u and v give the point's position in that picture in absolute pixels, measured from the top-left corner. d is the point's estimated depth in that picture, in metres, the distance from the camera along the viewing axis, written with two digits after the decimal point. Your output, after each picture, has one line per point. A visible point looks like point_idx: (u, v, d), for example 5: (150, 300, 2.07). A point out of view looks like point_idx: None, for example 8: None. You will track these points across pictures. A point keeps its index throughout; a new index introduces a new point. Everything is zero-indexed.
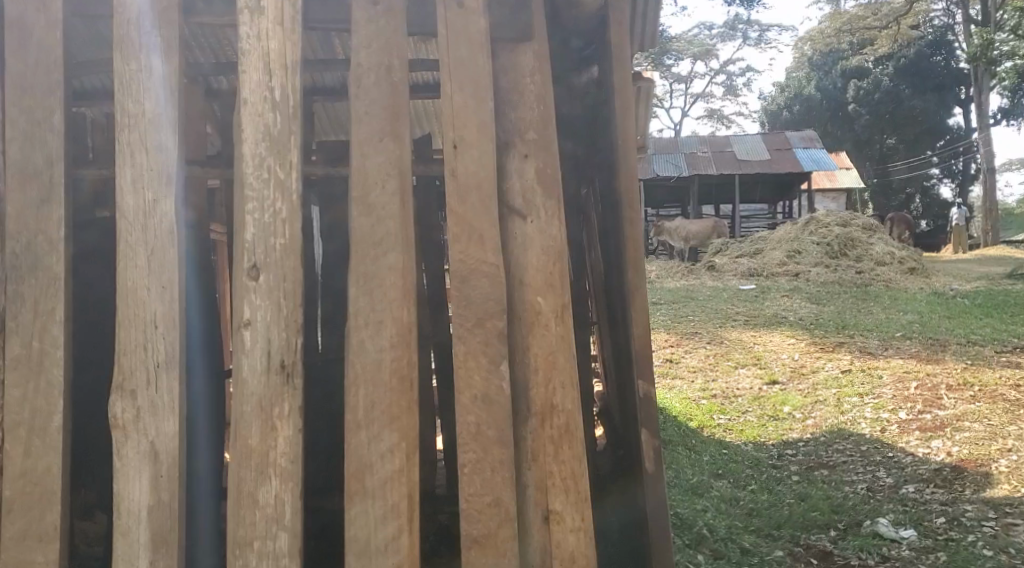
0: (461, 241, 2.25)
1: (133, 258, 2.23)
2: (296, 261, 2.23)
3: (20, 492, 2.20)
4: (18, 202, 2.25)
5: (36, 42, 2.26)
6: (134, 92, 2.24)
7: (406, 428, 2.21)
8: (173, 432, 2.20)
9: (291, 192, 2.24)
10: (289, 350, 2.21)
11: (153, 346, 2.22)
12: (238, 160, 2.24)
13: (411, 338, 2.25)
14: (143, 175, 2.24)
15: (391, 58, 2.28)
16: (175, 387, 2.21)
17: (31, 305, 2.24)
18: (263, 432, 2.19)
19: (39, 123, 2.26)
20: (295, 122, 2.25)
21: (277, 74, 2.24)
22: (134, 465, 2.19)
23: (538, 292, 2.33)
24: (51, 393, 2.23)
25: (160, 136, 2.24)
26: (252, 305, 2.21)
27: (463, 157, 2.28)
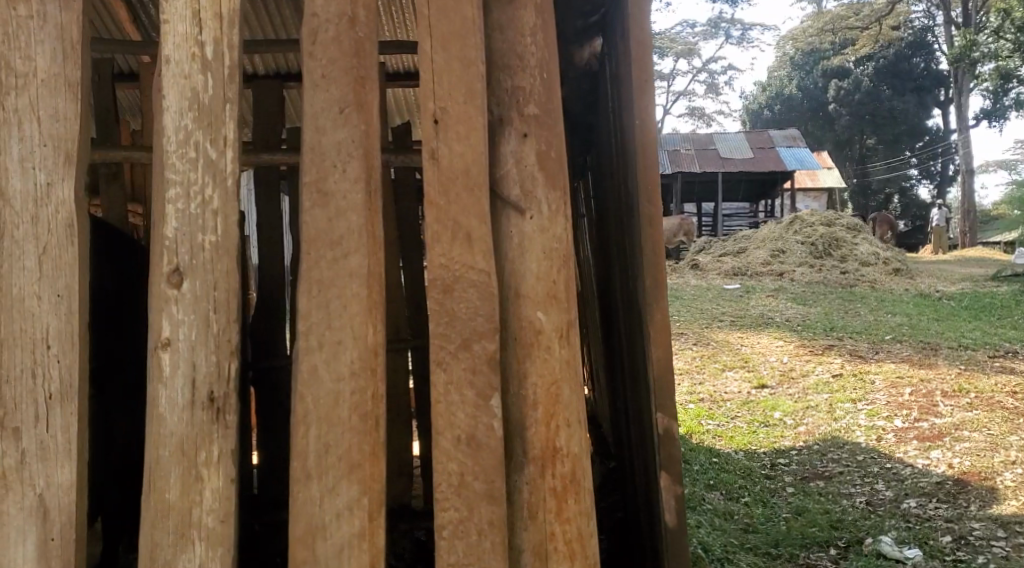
0: (441, 242, 1.80)
1: (19, 258, 1.71)
2: (231, 264, 1.75)
3: None
4: None
5: None
6: (24, 45, 1.72)
7: (369, 479, 1.75)
8: (69, 484, 1.70)
9: (225, 177, 1.75)
10: (221, 380, 1.74)
11: (43, 373, 1.70)
12: (157, 134, 1.75)
13: (378, 365, 1.78)
14: (34, 152, 1.71)
15: (356, 8, 1.79)
16: (71, 423, 1.71)
17: None
18: (186, 483, 1.71)
19: None
20: (231, 88, 1.76)
21: (209, 25, 1.75)
22: (16, 526, 1.68)
23: (538, 307, 1.86)
24: None
25: (56, 102, 1.72)
26: (173, 320, 1.74)
27: (446, 135, 1.80)
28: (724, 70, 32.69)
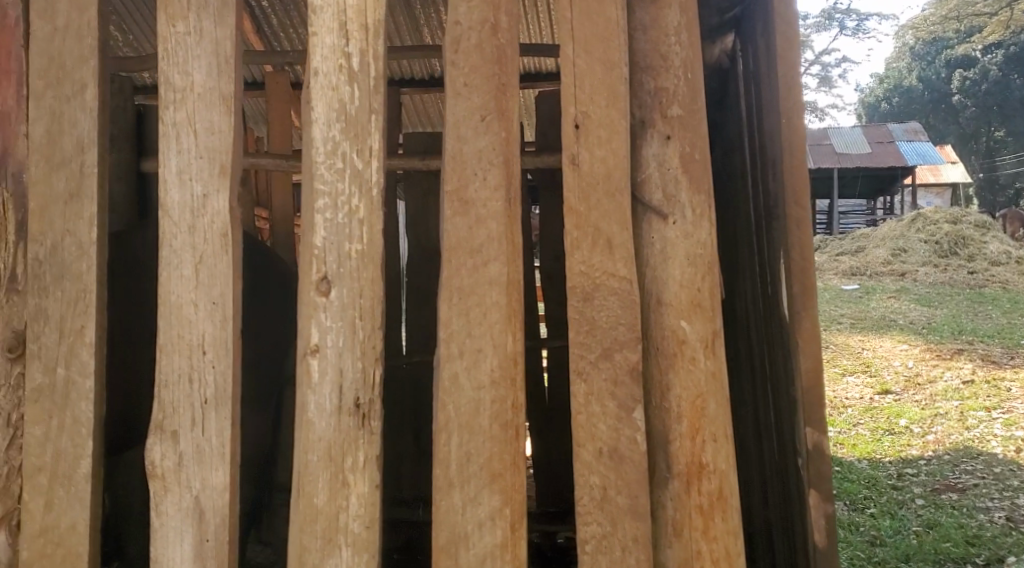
0: (582, 248, 1.75)
1: (177, 267, 1.78)
2: (377, 272, 1.78)
3: (39, 554, 1.73)
4: (40, 195, 1.76)
5: None
6: (182, 61, 1.78)
7: (510, 489, 1.73)
8: (223, 486, 1.74)
9: (370, 186, 1.78)
10: (366, 386, 1.76)
11: (199, 378, 1.76)
12: (306, 146, 1.79)
13: (518, 374, 1.75)
14: (191, 164, 1.78)
15: (498, 13, 1.78)
16: (225, 427, 1.75)
17: (57, 323, 1.75)
18: (333, 488, 1.74)
19: (68, 100, 1.76)
20: (377, 98, 1.78)
21: (355, 36, 1.77)
22: (175, 526, 1.75)
23: (682, 316, 1.79)
24: (78, 432, 1.74)
25: (211, 114, 1.77)
26: (321, 328, 1.77)
27: (588, 140, 1.76)
28: (838, 61, 31.32)
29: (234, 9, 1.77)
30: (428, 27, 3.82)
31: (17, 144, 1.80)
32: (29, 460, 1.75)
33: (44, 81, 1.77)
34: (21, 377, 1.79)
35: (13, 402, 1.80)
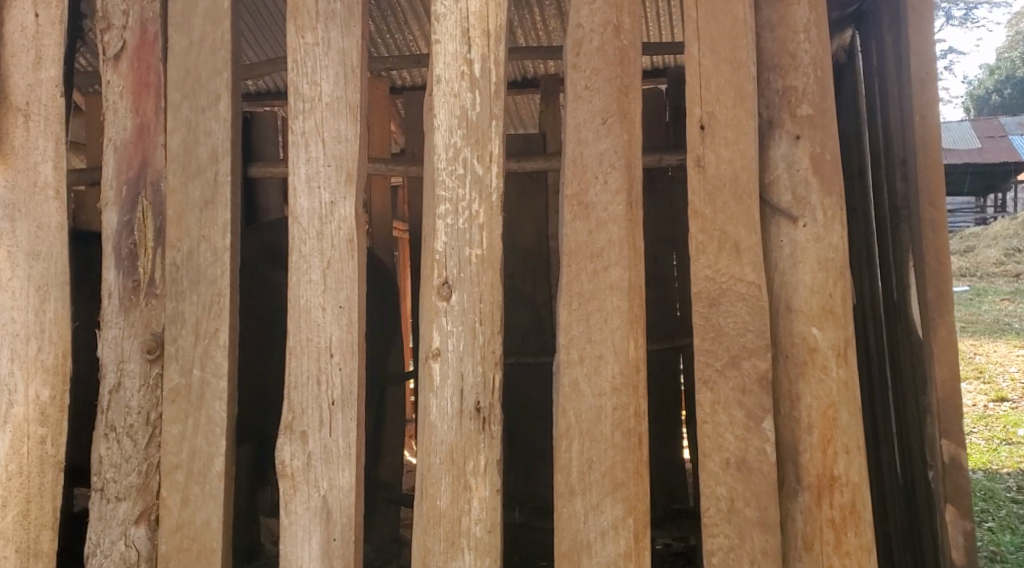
0: (707, 252, 1.70)
1: (306, 272, 1.84)
2: (496, 276, 1.78)
3: (176, 549, 1.80)
4: (178, 203, 1.84)
5: (203, 9, 1.83)
6: (310, 72, 1.82)
7: (633, 499, 1.70)
8: (349, 486, 1.78)
9: (491, 192, 1.78)
10: (486, 391, 1.77)
11: (327, 380, 1.81)
12: (428, 153, 1.81)
13: (642, 381, 1.72)
14: (320, 172, 1.83)
15: (621, 14, 1.75)
16: (352, 429, 1.80)
17: (192, 326, 1.82)
18: (455, 492, 1.75)
19: (203, 111, 1.83)
20: (498, 103, 1.78)
21: (477, 42, 1.78)
22: (303, 525, 1.79)
23: (812, 322, 1.72)
24: (211, 431, 1.81)
25: (338, 123, 1.82)
26: (442, 331, 1.79)
27: (714, 141, 1.71)
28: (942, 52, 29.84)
29: (360, 19, 1.81)
30: (524, 28, 3.85)
31: (155, 154, 1.87)
32: (167, 458, 1.82)
33: (181, 93, 1.84)
34: (159, 378, 1.86)
35: (151, 402, 1.85)
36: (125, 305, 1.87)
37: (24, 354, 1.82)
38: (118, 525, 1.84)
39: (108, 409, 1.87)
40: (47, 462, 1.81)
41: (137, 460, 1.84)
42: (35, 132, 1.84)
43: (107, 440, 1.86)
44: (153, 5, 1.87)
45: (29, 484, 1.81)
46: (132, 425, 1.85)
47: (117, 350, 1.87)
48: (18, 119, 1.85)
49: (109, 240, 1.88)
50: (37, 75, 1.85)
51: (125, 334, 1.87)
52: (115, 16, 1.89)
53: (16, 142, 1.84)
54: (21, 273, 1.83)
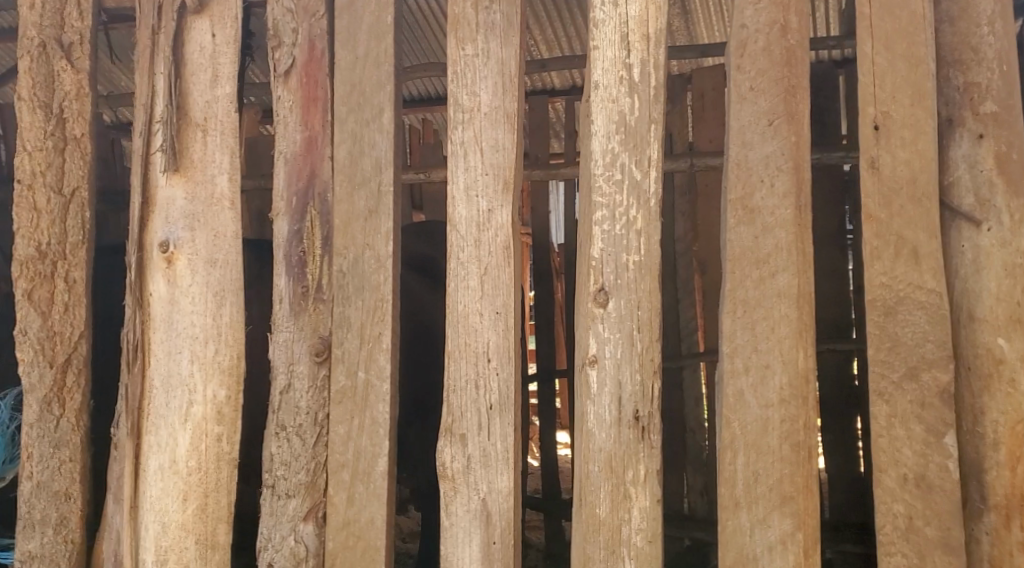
0: (883, 258, 1.63)
1: (464, 278, 1.86)
2: (655, 283, 1.74)
3: (342, 545, 1.88)
4: (345, 213, 1.93)
5: (368, 27, 1.91)
6: (470, 82, 1.85)
7: (802, 514, 1.65)
8: (508, 490, 1.81)
9: (649, 197, 1.75)
10: (646, 399, 1.74)
11: (485, 384, 1.83)
12: (584, 158, 1.79)
13: (810, 392, 1.67)
14: (478, 180, 1.85)
15: (788, 13, 1.70)
16: (509, 434, 1.82)
17: (357, 329, 1.91)
18: (615, 501, 1.74)
19: (368, 124, 1.91)
20: (657, 107, 1.76)
21: (637, 47, 1.77)
22: (463, 527, 1.82)
23: (999, 333, 1.62)
24: (375, 432, 1.88)
25: (496, 132, 1.84)
26: (599, 339, 1.76)
27: (889, 142, 1.64)
28: None
29: (518, 29, 1.83)
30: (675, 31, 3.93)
31: (322, 167, 1.96)
32: (333, 457, 1.91)
33: (346, 107, 1.92)
34: (326, 380, 1.95)
35: (318, 403, 1.95)
36: (294, 310, 1.98)
37: (202, 355, 1.93)
38: (288, 521, 1.92)
39: (278, 408, 1.97)
40: (223, 459, 1.91)
41: (305, 458, 1.93)
42: (212, 146, 1.95)
43: (278, 438, 1.95)
44: (320, 22, 1.95)
45: (207, 480, 1.91)
46: (301, 424, 1.94)
47: (288, 352, 1.97)
48: (195, 133, 1.95)
49: (280, 247, 1.98)
50: (214, 92, 1.95)
51: (295, 337, 1.97)
52: (285, 34, 1.97)
53: (193, 155, 1.95)
54: (199, 279, 1.93)
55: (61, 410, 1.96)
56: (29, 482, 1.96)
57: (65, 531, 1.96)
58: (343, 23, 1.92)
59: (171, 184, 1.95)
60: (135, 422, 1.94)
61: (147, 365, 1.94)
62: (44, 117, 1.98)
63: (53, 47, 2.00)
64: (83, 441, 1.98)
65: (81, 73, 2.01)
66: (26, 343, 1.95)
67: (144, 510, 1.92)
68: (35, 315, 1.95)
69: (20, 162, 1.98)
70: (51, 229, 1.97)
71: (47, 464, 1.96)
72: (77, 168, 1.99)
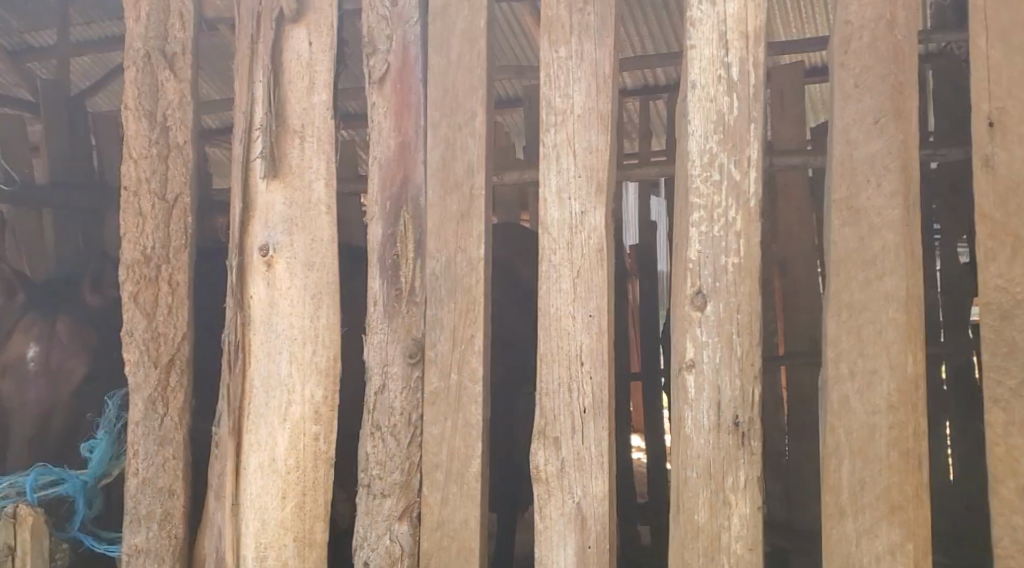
0: (998, 260, 1.57)
1: (556, 281, 1.84)
2: (755, 286, 1.71)
3: (437, 546, 1.90)
4: (437, 217, 1.95)
5: (461, 32, 1.92)
6: (564, 84, 1.84)
7: (913, 524, 1.59)
8: (603, 494, 1.79)
9: (749, 198, 1.72)
10: (746, 405, 1.71)
11: (578, 388, 1.81)
12: (682, 159, 1.77)
13: (920, 398, 1.61)
14: (571, 182, 1.83)
15: (895, 7, 1.65)
16: (604, 438, 1.79)
17: (450, 332, 1.93)
18: (714, 507, 1.72)
19: (461, 128, 1.93)
20: (757, 106, 1.73)
21: (736, 45, 1.74)
22: (558, 530, 1.81)
23: None
24: (469, 434, 1.89)
25: (590, 133, 1.82)
26: (697, 342, 1.74)
27: (1005, 139, 1.58)
28: None
29: (613, 29, 1.81)
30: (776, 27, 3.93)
31: (415, 171, 1.99)
32: (427, 457, 1.93)
33: (439, 112, 1.94)
34: (420, 381, 1.98)
35: (412, 404, 1.97)
36: (388, 312, 2.00)
37: (301, 356, 1.99)
38: (383, 521, 1.95)
39: (373, 408, 2.00)
40: (320, 458, 1.96)
41: (399, 458, 1.95)
42: (309, 152, 2.01)
43: (373, 438, 1.98)
44: (414, 28, 1.97)
45: (306, 478, 1.96)
46: (395, 425, 1.97)
47: (382, 353, 2.00)
48: (294, 140, 2.01)
49: (375, 251, 2.02)
50: (311, 99, 2.01)
51: (388, 339, 2.00)
52: (380, 41, 2.00)
53: (292, 161, 2.01)
54: (297, 282, 2.00)
55: (165, 408, 2.03)
56: (135, 478, 2.03)
57: (169, 526, 2.02)
58: (437, 29, 1.95)
59: (270, 191, 2.02)
60: (237, 420, 2.00)
61: (248, 365, 2.01)
62: (149, 125, 2.05)
63: (158, 57, 2.06)
64: (185, 440, 2.04)
65: (183, 82, 2.06)
66: (132, 343, 2.01)
67: (245, 507, 1.98)
68: (140, 316, 2.02)
69: (127, 169, 2.05)
70: (155, 233, 2.03)
71: (152, 461, 2.03)
72: (180, 175, 2.05)
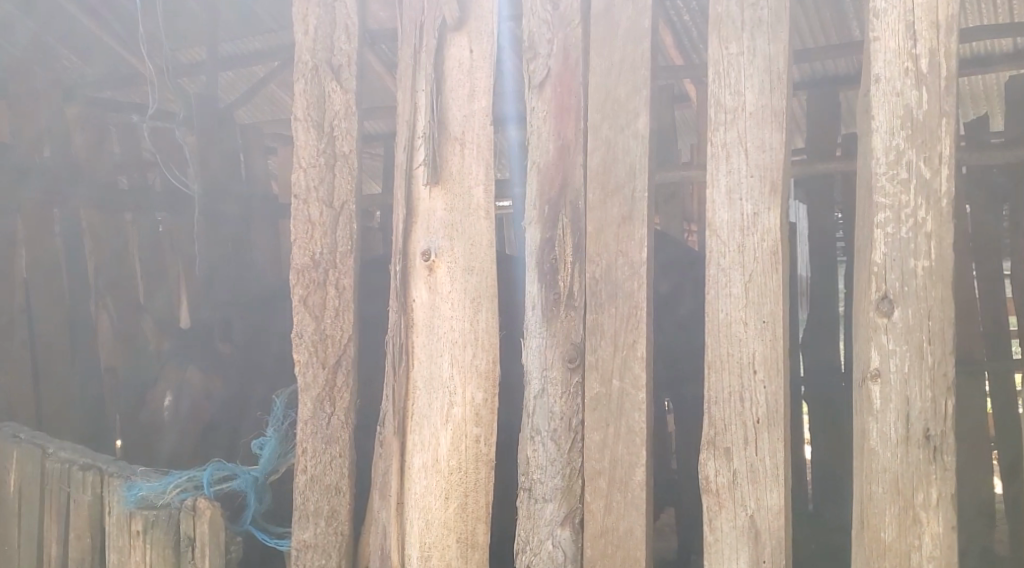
0: None
1: (726, 286, 1.78)
2: (947, 291, 1.61)
3: (601, 554, 1.88)
4: (598, 219, 1.92)
5: (625, 34, 1.90)
6: (734, 82, 1.78)
7: None
8: (778, 508, 1.73)
9: (939, 198, 1.62)
10: (937, 417, 1.61)
11: (751, 397, 1.75)
12: (864, 157, 1.69)
13: None
14: (741, 183, 1.77)
15: None
16: (779, 450, 1.73)
17: (611, 337, 1.89)
18: (902, 525, 1.63)
19: (623, 130, 1.89)
20: (948, 99, 1.62)
21: (925, 35, 1.64)
22: (730, 543, 1.77)
23: None
24: (632, 442, 1.85)
25: (762, 132, 1.75)
26: (882, 350, 1.65)
27: None
28: None
29: (787, 23, 1.75)
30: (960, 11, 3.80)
31: (575, 174, 1.95)
32: (589, 464, 1.90)
33: (601, 114, 1.92)
34: (580, 386, 1.94)
35: (573, 409, 1.94)
36: (547, 316, 1.97)
37: (462, 359, 2.02)
38: (545, 526, 1.94)
39: (533, 412, 1.98)
40: (481, 460, 1.99)
41: (560, 464, 1.93)
42: (470, 159, 2.04)
43: (533, 442, 1.97)
44: (576, 30, 1.94)
45: (468, 480, 1.99)
46: (555, 430, 1.95)
47: (541, 358, 1.97)
48: (454, 147, 2.04)
49: (532, 255, 1.98)
50: (471, 106, 2.03)
51: (547, 343, 1.97)
52: (540, 45, 1.99)
53: (452, 168, 2.05)
54: (458, 286, 2.03)
55: (332, 408, 2.10)
56: (304, 476, 2.10)
57: (335, 523, 2.08)
58: (600, 32, 1.92)
59: (432, 197, 2.06)
60: (402, 421, 2.06)
61: (410, 367, 2.06)
62: (317, 136, 2.13)
63: (325, 70, 2.14)
64: (351, 439, 2.09)
65: (349, 93, 2.12)
66: (302, 344, 2.11)
67: (410, 507, 2.03)
68: (310, 319, 2.11)
69: (296, 179, 2.14)
70: (324, 239, 2.11)
71: (320, 459, 2.10)
72: (346, 182, 2.12)
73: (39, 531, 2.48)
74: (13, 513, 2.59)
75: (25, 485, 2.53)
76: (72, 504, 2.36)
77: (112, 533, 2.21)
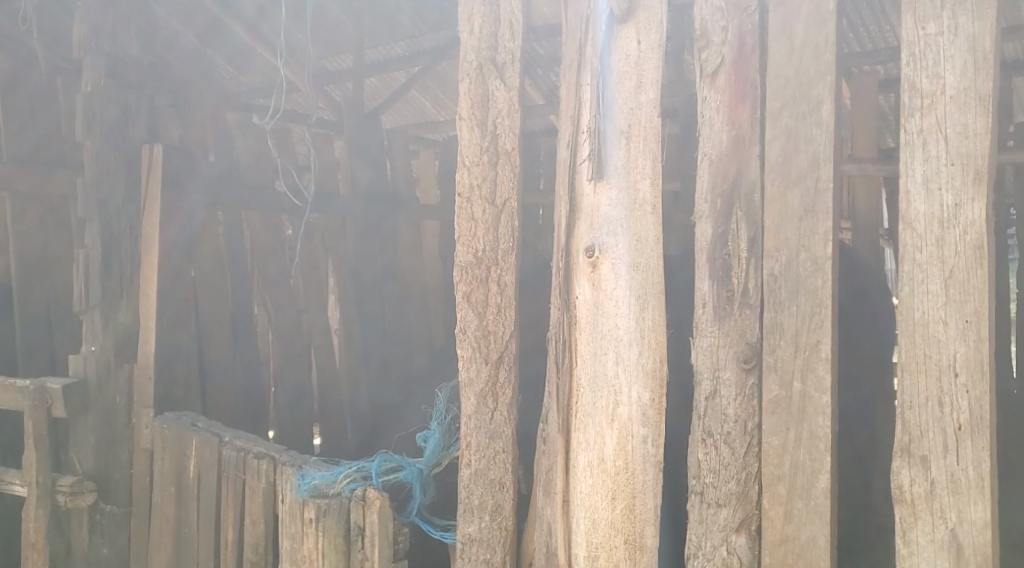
0: None
1: (922, 282, 1.67)
2: None
3: (782, 563, 1.81)
4: (777, 213, 1.83)
5: (805, 18, 1.81)
6: (932, 64, 1.67)
7: None
8: (983, 522, 1.59)
9: None
10: None
11: (951, 402, 1.63)
12: None
13: None
14: (940, 172, 1.65)
15: None
16: (983, 460, 1.59)
17: (792, 336, 1.80)
18: None
19: (805, 118, 1.79)
20: None
21: None
22: (927, 557, 1.65)
23: None
24: (815, 446, 1.76)
25: (965, 117, 1.63)
26: None
27: None
28: None
29: None
30: None
31: (750, 166, 1.87)
32: (767, 469, 1.83)
33: (780, 102, 1.83)
34: (755, 387, 1.85)
35: (748, 411, 1.86)
36: (719, 314, 1.90)
37: (627, 358, 1.98)
38: (719, 531, 1.88)
39: (703, 414, 1.91)
40: (648, 461, 1.94)
41: (735, 468, 1.86)
42: (635, 152, 1.99)
43: (705, 446, 1.90)
44: (752, 17, 1.87)
45: (635, 481, 1.95)
46: (728, 432, 1.87)
47: (712, 358, 1.90)
48: (620, 141, 2.00)
49: (704, 251, 1.92)
50: (637, 99, 1.99)
51: (719, 343, 1.89)
52: (713, 33, 1.92)
53: (617, 162, 2.01)
54: (623, 284, 1.99)
55: (495, 403, 2.10)
56: (468, 470, 2.12)
57: (500, 518, 2.09)
58: (778, 17, 1.84)
59: (596, 193, 2.03)
60: (566, 419, 2.06)
61: (574, 364, 2.06)
62: (481, 134, 2.15)
63: (489, 68, 2.15)
64: (514, 435, 2.10)
65: (512, 91, 2.13)
66: (466, 339, 2.12)
67: (576, 505, 2.02)
68: (473, 315, 2.12)
69: (461, 178, 2.16)
70: (487, 237, 2.12)
71: (483, 454, 2.11)
72: (508, 180, 2.12)
73: (218, 514, 2.63)
74: (193, 496, 2.75)
75: (204, 470, 2.69)
76: (247, 489, 2.48)
77: (286, 519, 2.30)
